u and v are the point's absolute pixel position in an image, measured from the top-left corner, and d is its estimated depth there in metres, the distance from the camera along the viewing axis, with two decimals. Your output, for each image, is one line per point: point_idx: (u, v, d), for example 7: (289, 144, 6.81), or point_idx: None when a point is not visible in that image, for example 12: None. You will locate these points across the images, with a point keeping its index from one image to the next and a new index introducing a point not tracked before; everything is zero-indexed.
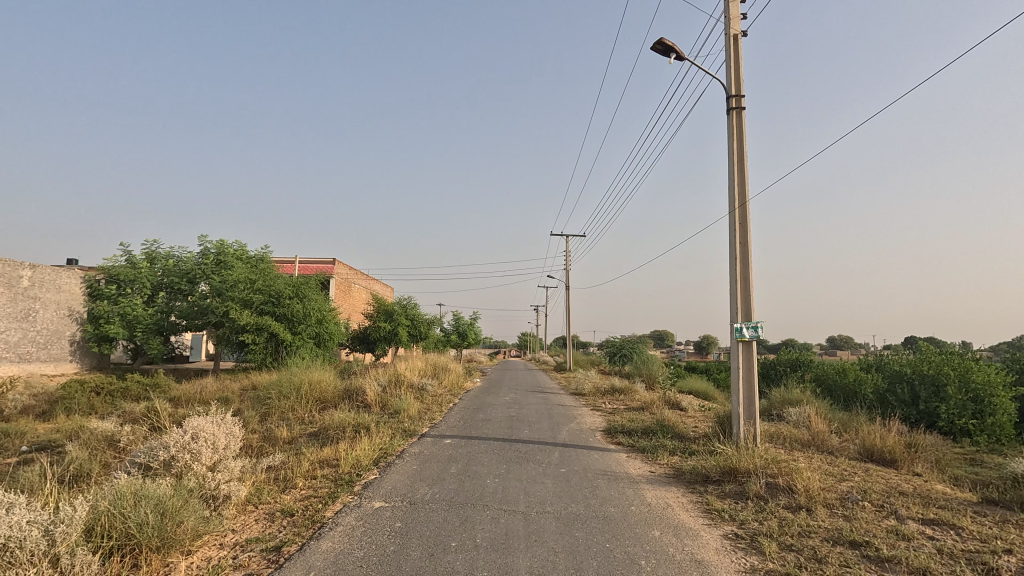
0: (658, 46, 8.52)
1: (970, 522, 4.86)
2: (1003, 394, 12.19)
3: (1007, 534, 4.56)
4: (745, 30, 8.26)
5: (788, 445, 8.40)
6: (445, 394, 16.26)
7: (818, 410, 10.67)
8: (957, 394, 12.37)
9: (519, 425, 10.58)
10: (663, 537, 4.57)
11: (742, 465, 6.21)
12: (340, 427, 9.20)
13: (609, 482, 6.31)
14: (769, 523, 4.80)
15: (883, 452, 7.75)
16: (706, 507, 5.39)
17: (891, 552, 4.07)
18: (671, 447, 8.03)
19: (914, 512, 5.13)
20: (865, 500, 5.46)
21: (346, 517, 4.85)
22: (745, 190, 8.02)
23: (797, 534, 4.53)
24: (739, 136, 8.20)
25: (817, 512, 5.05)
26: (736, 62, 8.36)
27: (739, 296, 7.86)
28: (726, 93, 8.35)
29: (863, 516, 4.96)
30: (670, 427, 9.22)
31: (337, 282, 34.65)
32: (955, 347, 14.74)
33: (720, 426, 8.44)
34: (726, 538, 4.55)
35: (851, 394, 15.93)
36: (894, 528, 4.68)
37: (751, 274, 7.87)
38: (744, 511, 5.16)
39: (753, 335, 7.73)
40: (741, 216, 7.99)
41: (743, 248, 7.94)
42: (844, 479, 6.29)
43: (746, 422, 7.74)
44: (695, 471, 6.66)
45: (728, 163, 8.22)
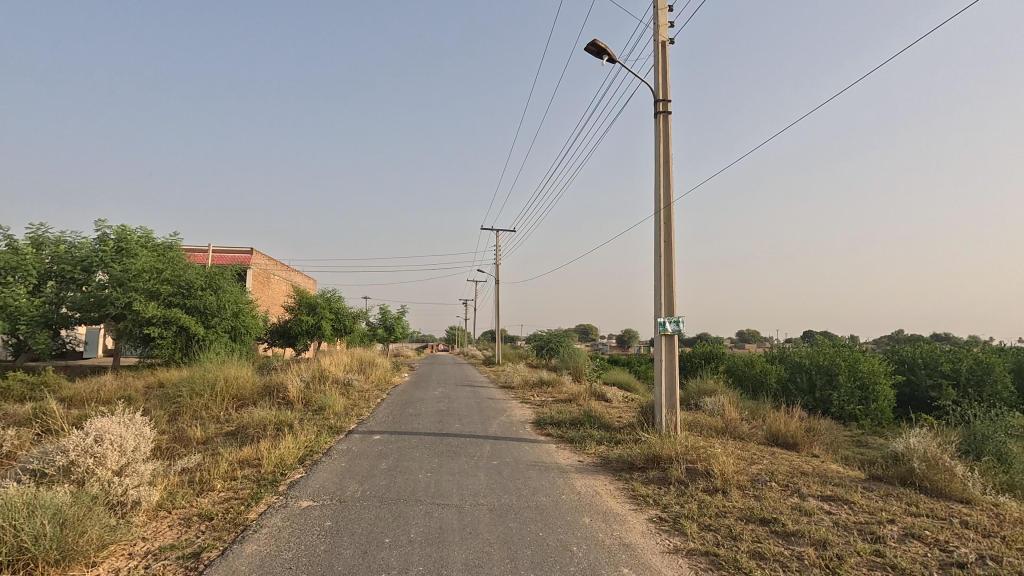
0: (591, 47, 8.73)
1: (860, 497, 5.42)
2: (884, 381, 13.68)
3: (889, 506, 5.13)
4: (672, 38, 8.65)
5: (705, 432, 8.94)
6: (371, 390, 15.88)
7: (729, 400, 11.45)
8: (847, 382, 13.78)
9: (449, 419, 10.58)
10: (594, 523, 4.75)
11: (664, 452, 6.54)
12: (261, 425, 8.77)
13: (539, 473, 6.45)
14: (690, 506, 5.10)
15: (786, 436, 8.46)
16: (632, 493, 5.64)
17: (796, 527, 4.46)
18: (598, 437, 8.32)
19: (813, 490, 5.64)
20: (773, 480, 5.95)
21: (272, 518, 4.64)
22: (670, 192, 8.41)
23: (714, 515, 4.86)
24: (665, 139, 8.59)
25: (731, 493, 5.44)
26: (664, 68, 8.73)
27: (663, 292, 8.26)
28: (653, 97, 8.71)
29: (770, 495, 5.40)
30: (595, 418, 9.55)
31: (254, 273, 32.83)
32: (845, 340, 16.34)
33: (643, 415, 8.85)
34: (651, 522, 4.79)
35: (757, 383, 17.25)
36: (798, 505, 5.13)
37: (674, 271, 8.27)
38: (666, 496, 5.45)
39: (675, 329, 8.14)
40: (666, 216, 8.38)
41: (666, 247, 8.34)
42: (754, 462, 6.81)
43: (667, 412, 8.16)
44: (621, 459, 6.96)
45: (655, 165, 8.59)
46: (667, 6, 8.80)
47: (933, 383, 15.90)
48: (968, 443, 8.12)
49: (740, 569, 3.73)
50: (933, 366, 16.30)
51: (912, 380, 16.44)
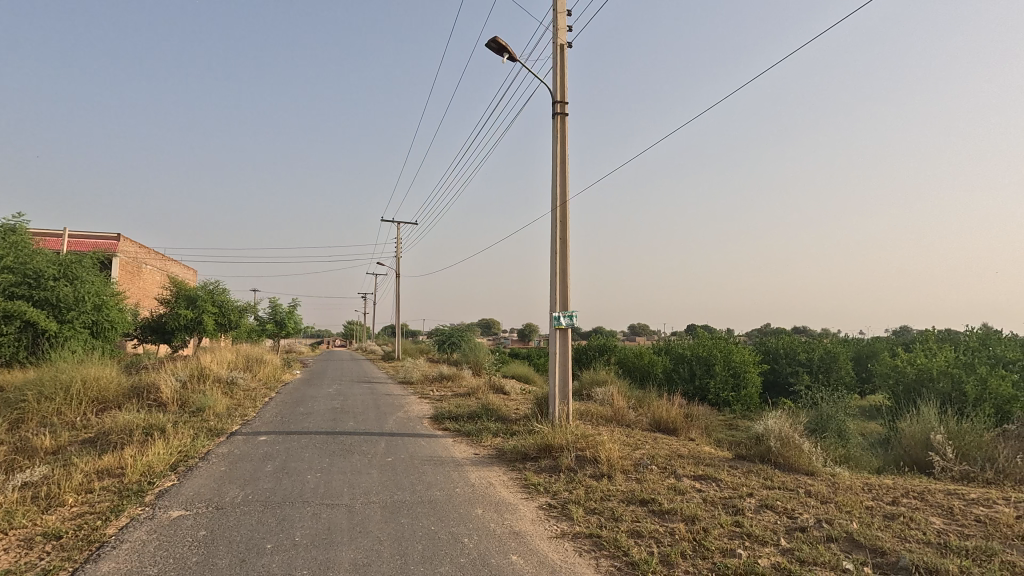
0: (492, 44, 8.79)
1: (726, 475, 6.00)
2: (753, 370, 15.27)
3: (749, 481, 5.74)
4: (569, 43, 8.96)
5: (595, 421, 9.40)
6: (258, 389, 14.91)
7: (618, 389, 12.13)
8: (722, 370, 15.19)
9: (344, 417, 10.23)
10: (486, 513, 4.84)
11: (556, 442, 6.79)
12: (126, 430, 7.92)
13: (434, 467, 6.44)
14: (578, 491, 5.36)
15: (667, 422, 9.14)
16: (524, 482, 5.81)
17: (670, 506, 4.84)
18: (494, 429, 8.46)
19: (688, 470, 6.16)
20: (653, 463, 6.41)
21: (136, 532, 4.23)
22: (566, 191, 8.72)
23: (599, 499, 5.15)
24: (562, 140, 8.88)
25: (616, 478, 5.79)
26: (562, 71, 9.01)
27: (557, 287, 8.55)
28: (551, 99, 8.97)
29: (650, 477, 5.82)
30: (492, 410, 9.69)
31: (121, 261, 29.42)
32: (722, 333, 17.91)
33: (538, 407, 9.12)
34: (541, 509, 4.98)
35: (644, 373, 18.43)
36: (674, 485, 5.57)
37: (568, 267, 8.60)
38: (557, 483, 5.69)
39: (569, 323, 8.47)
40: (562, 214, 8.67)
41: (562, 244, 8.64)
42: (637, 447, 7.28)
43: (560, 402, 8.47)
44: (515, 449, 7.14)
45: (552, 164, 8.85)
46: (566, 11, 9.08)
47: (791, 370, 17.93)
48: (816, 422, 9.28)
49: (619, 548, 3.99)
50: (792, 355, 18.38)
51: (775, 368, 18.42)
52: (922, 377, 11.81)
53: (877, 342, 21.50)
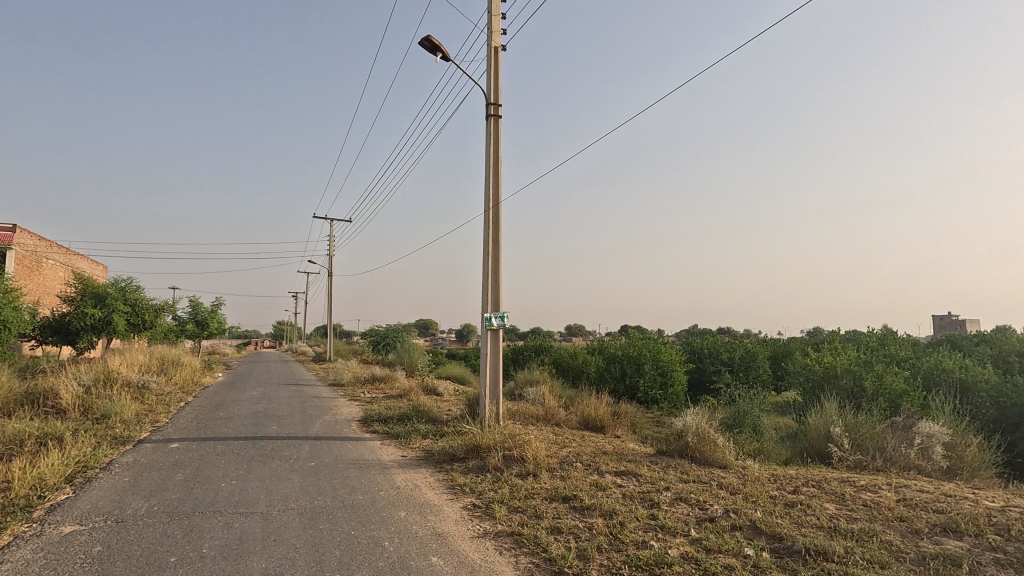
0: (426, 42, 8.72)
1: (646, 470, 6.25)
2: (679, 369, 16.09)
3: (666, 476, 6.01)
4: (504, 46, 9.03)
5: (525, 420, 9.52)
6: (174, 393, 14.02)
7: (550, 389, 12.34)
8: (651, 369, 15.79)
9: (266, 421, 9.81)
10: (409, 515, 4.80)
11: (484, 442, 6.82)
12: (15, 439, 7.24)
13: (359, 471, 6.31)
14: (502, 491, 5.42)
15: (595, 420, 9.40)
16: (451, 484, 5.80)
17: (590, 501, 4.99)
18: (424, 431, 8.39)
19: (610, 466, 6.37)
20: (578, 461, 6.57)
21: (19, 551, 3.88)
22: (498, 192, 8.78)
23: (523, 497, 5.22)
24: (495, 141, 8.94)
25: (541, 476, 5.90)
26: (496, 74, 9.07)
27: (489, 288, 8.59)
28: (485, 100, 9.00)
29: (574, 474, 5.97)
30: (423, 412, 9.60)
31: (17, 255, 26.84)
32: (652, 333, 18.61)
33: (469, 408, 9.12)
34: (465, 509, 5.00)
35: (577, 372, 18.83)
36: (595, 481, 5.75)
37: (500, 268, 8.67)
38: (482, 483, 5.72)
39: (500, 324, 8.52)
40: (494, 215, 8.73)
41: (494, 245, 8.69)
42: (564, 445, 7.44)
43: (490, 403, 8.50)
44: (443, 451, 7.11)
45: (485, 165, 8.89)
46: (500, 14, 9.15)
47: (715, 369, 18.90)
48: (733, 418, 9.82)
49: (539, 545, 4.07)
50: (715, 355, 19.35)
51: (700, 366, 19.34)
52: (828, 374, 12.77)
53: (792, 342, 23.00)
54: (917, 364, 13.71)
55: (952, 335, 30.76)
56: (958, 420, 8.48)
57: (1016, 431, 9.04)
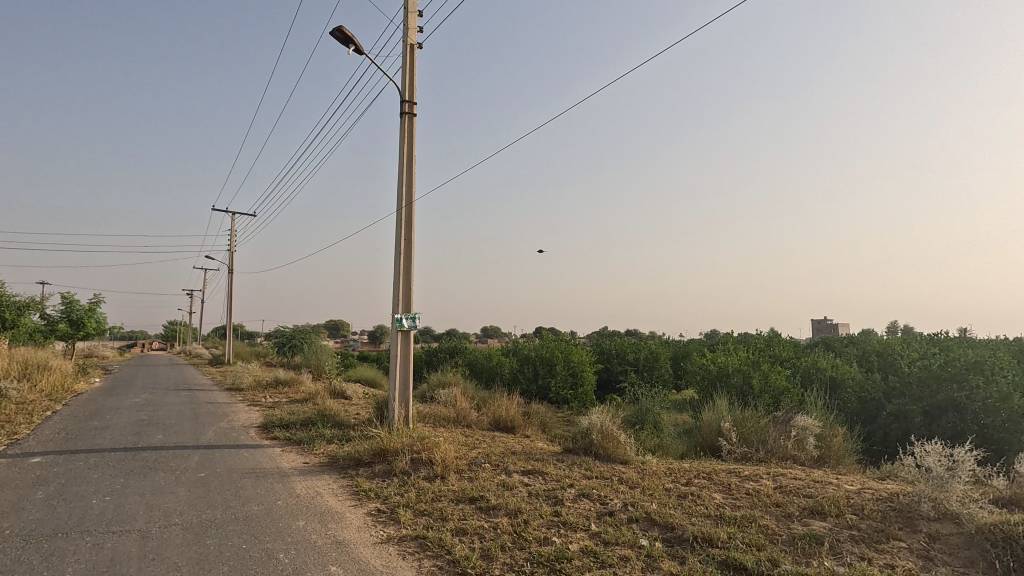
0: (338, 33, 8.41)
1: (552, 468, 6.41)
2: (589, 369, 16.65)
3: (571, 473, 6.19)
4: (420, 44, 8.92)
5: (436, 423, 9.42)
6: (38, 401, 12.44)
7: (463, 391, 12.31)
8: (562, 370, 16.24)
9: (151, 430, 9.00)
10: (308, 524, 4.60)
11: (391, 446, 6.66)
12: None
13: (255, 480, 5.95)
14: (409, 494, 5.34)
15: (506, 421, 9.50)
16: (355, 489, 5.62)
17: (496, 501, 5.03)
18: (329, 436, 8.06)
19: (518, 466, 6.46)
20: (487, 462, 6.60)
21: None
22: (412, 191, 8.65)
23: (429, 500, 5.17)
24: (410, 139, 8.80)
25: (449, 478, 5.88)
26: (411, 71, 8.93)
27: (400, 288, 8.43)
28: (399, 97, 8.84)
29: (482, 475, 6.00)
30: (329, 416, 9.23)
31: None
32: (564, 335, 19.11)
33: (378, 411, 8.88)
34: (369, 515, 4.86)
35: (491, 374, 18.94)
36: (503, 481, 5.81)
37: (412, 268, 8.53)
38: (388, 488, 5.59)
39: (411, 325, 8.40)
40: (407, 214, 8.58)
41: (406, 245, 8.54)
42: (473, 447, 7.44)
43: (399, 405, 8.33)
44: (349, 456, 6.88)
45: (399, 163, 8.73)
46: (417, 11, 9.02)
47: (621, 369, 19.75)
48: (637, 416, 10.32)
49: (442, 548, 4.05)
50: (622, 355, 20.24)
51: (608, 367, 20.14)
52: (721, 373, 13.77)
53: (691, 344, 24.56)
54: (796, 363, 15.13)
55: (825, 337, 34.42)
56: (828, 414, 9.45)
57: (873, 421, 10.24)
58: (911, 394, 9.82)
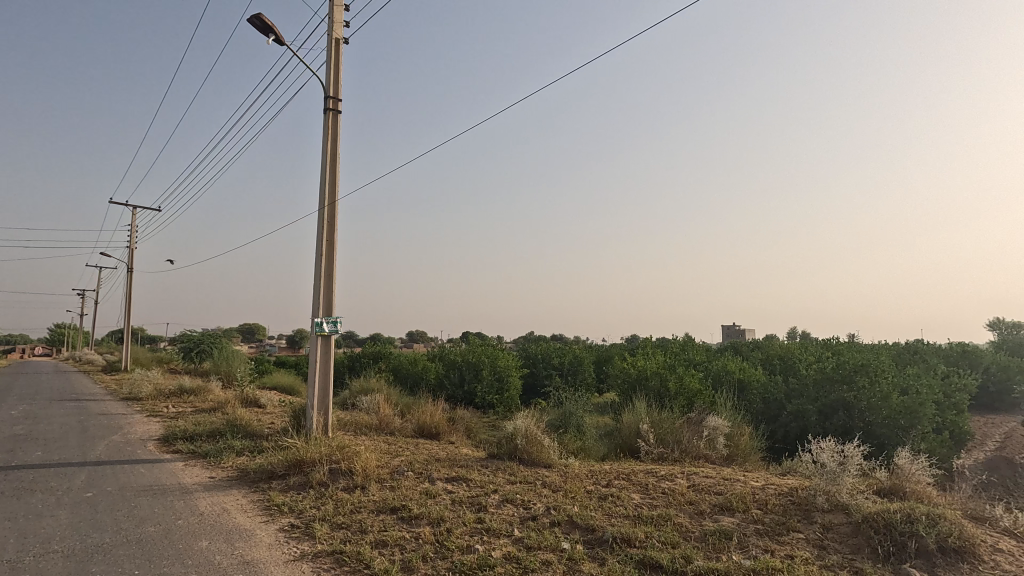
0: (257, 21, 7.97)
1: (477, 474, 6.36)
2: (515, 374, 16.77)
3: (496, 478, 6.18)
4: (346, 39, 8.63)
5: (357, 431, 9.09)
6: None
7: (386, 397, 11.98)
8: (488, 375, 16.26)
9: (28, 446, 8.02)
10: (212, 544, 4.27)
11: (307, 457, 6.34)
12: None
13: (153, 498, 5.45)
14: (326, 507, 5.10)
15: (431, 427, 9.34)
16: (266, 504, 5.29)
17: (419, 510, 4.91)
18: (239, 448, 7.56)
19: (442, 473, 6.36)
20: (409, 470, 6.45)
21: None
22: (336, 190, 8.34)
23: (348, 512, 4.96)
24: (334, 136, 8.48)
25: (369, 488, 5.68)
26: (336, 66, 8.63)
27: (321, 291, 8.08)
28: (323, 92, 8.50)
29: (405, 484, 5.85)
30: (240, 426, 8.66)
31: None
32: (490, 340, 19.14)
33: (295, 420, 8.44)
34: (281, 531, 4.59)
35: (416, 379, 18.60)
36: (426, 489, 5.69)
37: (334, 270, 8.20)
38: (303, 501, 5.31)
39: (332, 329, 8.06)
40: (329, 215, 8.25)
41: (328, 246, 8.21)
42: (396, 454, 7.25)
43: (318, 414, 7.95)
44: (261, 468, 6.48)
45: (322, 161, 8.39)
46: (344, 5, 8.73)
47: (546, 373, 20.07)
48: (560, 420, 10.50)
49: (361, 562, 3.89)
50: (547, 360, 20.57)
51: (534, 371, 20.40)
52: (640, 376, 14.33)
53: (613, 348, 25.40)
54: (708, 366, 16.03)
55: (734, 341, 36.82)
56: (737, 415, 10.07)
57: (775, 420, 11.02)
58: (808, 395, 10.67)
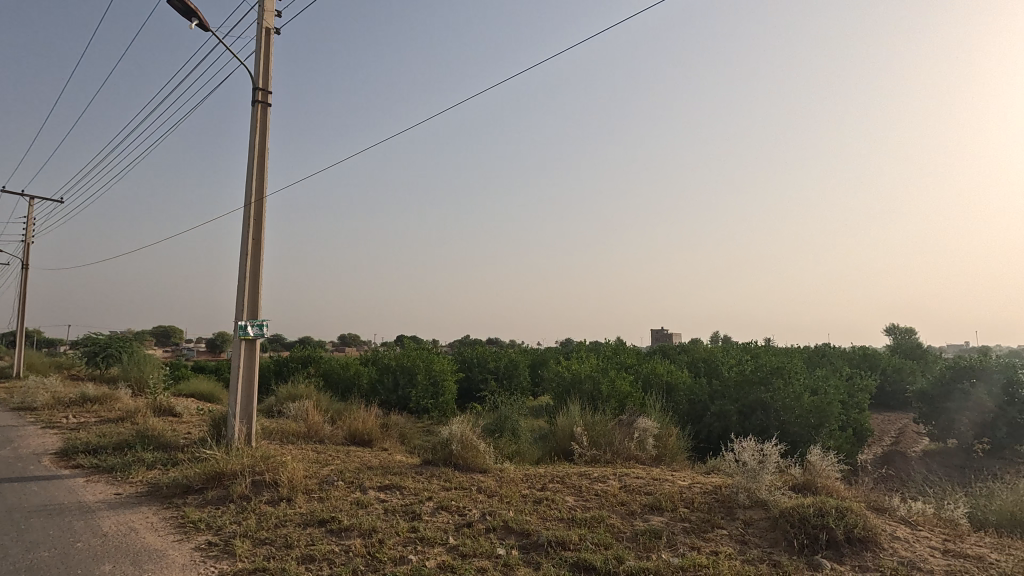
0: (178, 3, 7.46)
1: (411, 482, 6.21)
2: (450, 378, 16.63)
3: (430, 485, 6.06)
4: (277, 29, 8.26)
5: (283, 439, 8.67)
6: None
7: (315, 403, 11.50)
8: (423, 380, 16.01)
9: None
10: (117, 568, 3.91)
11: (227, 469, 5.96)
12: None
13: (47, 519, 4.94)
14: (248, 521, 4.81)
15: (362, 434, 9.06)
16: (180, 521, 4.92)
17: (349, 521, 4.73)
18: (151, 461, 7.01)
19: (374, 482, 6.16)
20: (339, 479, 6.20)
21: None
22: (263, 187, 7.93)
23: (272, 527, 4.70)
24: (262, 130, 8.07)
25: (296, 500, 5.41)
26: (266, 57, 8.24)
27: (246, 293, 7.65)
28: (251, 84, 8.08)
29: (334, 494, 5.63)
30: (152, 437, 8.03)
31: None
32: (425, 343, 18.86)
33: (214, 429, 7.92)
34: (196, 550, 4.28)
35: (348, 384, 18.02)
36: (356, 499, 5.49)
37: (261, 271, 7.80)
38: (223, 516, 4.98)
39: (257, 333, 7.65)
40: (256, 212, 7.83)
41: (254, 245, 7.80)
42: (325, 463, 6.96)
43: (240, 422, 7.51)
44: (175, 482, 6.03)
45: (248, 155, 7.96)
46: None
47: (482, 377, 20.02)
48: (496, 424, 10.48)
49: None
50: (483, 363, 20.52)
51: (469, 375, 20.29)
52: (574, 380, 14.58)
53: (548, 351, 25.75)
54: (638, 369, 16.58)
55: (663, 344, 38.35)
56: (665, 416, 10.45)
57: (700, 420, 11.52)
58: (729, 396, 11.24)
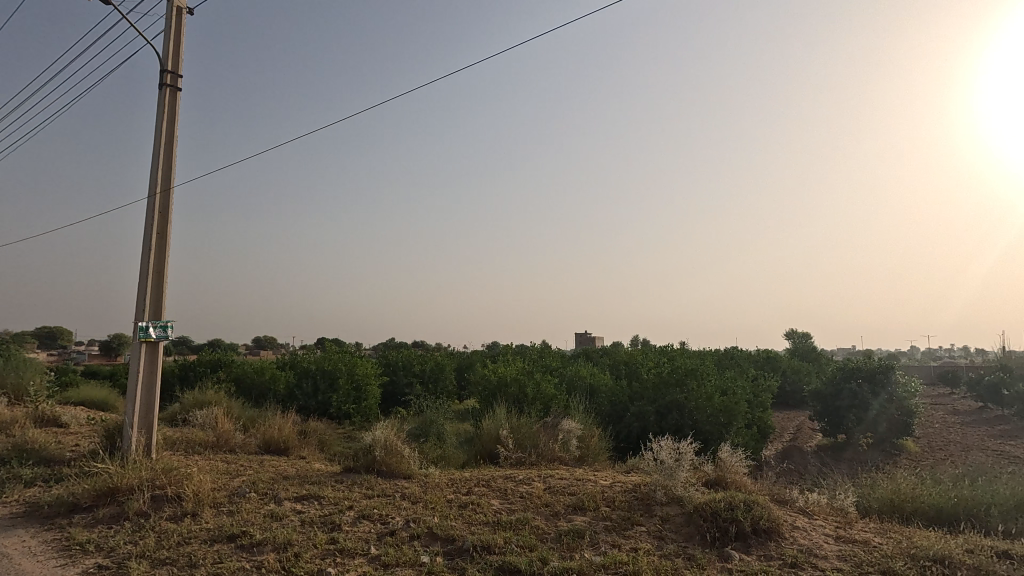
0: None
1: (330, 491, 5.94)
2: (373, 382, 16.17)
3: (350, 494, 5.84)
4: (190, 9, 7.70)
5: (188, 450, 8.04)
6: None
7: (226, 410, 10.79)
8: (345, 385, 15.47)
9: None
10: None
11: (123, 483, 5.44)
12: None
13: None
14: (146, 541, 4.41)
15: (278, 443, 8.58)
16: (64, 544, 4.43)
17: (262, 535, 4.46)
18: (29, 477, 6.26)
19: (289, 492, 5.84)
20: (251, 490, 5.83)
21: None
22: (171, 177, 7.34)
23: (174, 545, 4.34)
24: (170, 116, 7.48)
25: (202, 515, 5.03)
26: (176, 38, 7.65)
27: (148, 292, 7.05)
28: (159, 65, 7.47)
29: (246, 507, 5.28)
30: (32, 450, 7.18)
31: None
32: (348, 346, 18.24)
33: (108, 440, 7.21)
34: None
35: (263, 390, 17.06)
36: (270, 511, 5.18)
37: (166, 268, 7.21)
38: (116, 536, 4.54)
39: (160, 335, 7.05)
40: (161, 205, 7.23)
41: (159, 240, 7.20)
42: (236, 474, 6.53)
43: (138, 433, 6.88)
44: (59, 501, 5.42)
45: (153, 143, 7.34)
46: None
47: (406, 381, 19.63)
48: (421, 429, 10.30)
49: None
50: (408, 367, 20.13)
51: (394, 378, 19.83)
52: (500, 383, 14.63)
53: (474, 354, 25.70)
54: (563, 372, 16.91)
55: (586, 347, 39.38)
56: (588, 417, 10.72)
57: (620, 421, 11.93)
58: (648, 396, 11.72)
